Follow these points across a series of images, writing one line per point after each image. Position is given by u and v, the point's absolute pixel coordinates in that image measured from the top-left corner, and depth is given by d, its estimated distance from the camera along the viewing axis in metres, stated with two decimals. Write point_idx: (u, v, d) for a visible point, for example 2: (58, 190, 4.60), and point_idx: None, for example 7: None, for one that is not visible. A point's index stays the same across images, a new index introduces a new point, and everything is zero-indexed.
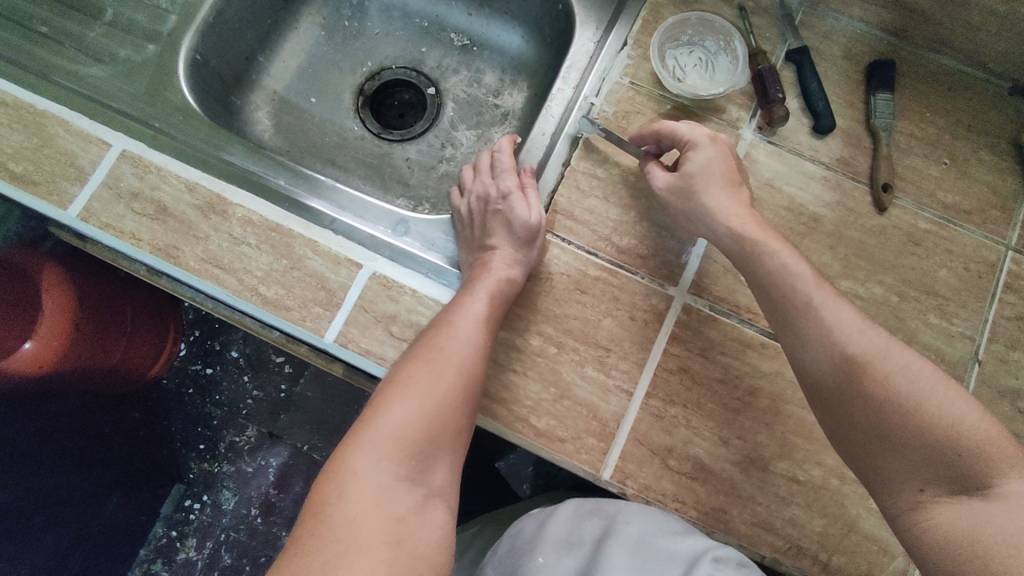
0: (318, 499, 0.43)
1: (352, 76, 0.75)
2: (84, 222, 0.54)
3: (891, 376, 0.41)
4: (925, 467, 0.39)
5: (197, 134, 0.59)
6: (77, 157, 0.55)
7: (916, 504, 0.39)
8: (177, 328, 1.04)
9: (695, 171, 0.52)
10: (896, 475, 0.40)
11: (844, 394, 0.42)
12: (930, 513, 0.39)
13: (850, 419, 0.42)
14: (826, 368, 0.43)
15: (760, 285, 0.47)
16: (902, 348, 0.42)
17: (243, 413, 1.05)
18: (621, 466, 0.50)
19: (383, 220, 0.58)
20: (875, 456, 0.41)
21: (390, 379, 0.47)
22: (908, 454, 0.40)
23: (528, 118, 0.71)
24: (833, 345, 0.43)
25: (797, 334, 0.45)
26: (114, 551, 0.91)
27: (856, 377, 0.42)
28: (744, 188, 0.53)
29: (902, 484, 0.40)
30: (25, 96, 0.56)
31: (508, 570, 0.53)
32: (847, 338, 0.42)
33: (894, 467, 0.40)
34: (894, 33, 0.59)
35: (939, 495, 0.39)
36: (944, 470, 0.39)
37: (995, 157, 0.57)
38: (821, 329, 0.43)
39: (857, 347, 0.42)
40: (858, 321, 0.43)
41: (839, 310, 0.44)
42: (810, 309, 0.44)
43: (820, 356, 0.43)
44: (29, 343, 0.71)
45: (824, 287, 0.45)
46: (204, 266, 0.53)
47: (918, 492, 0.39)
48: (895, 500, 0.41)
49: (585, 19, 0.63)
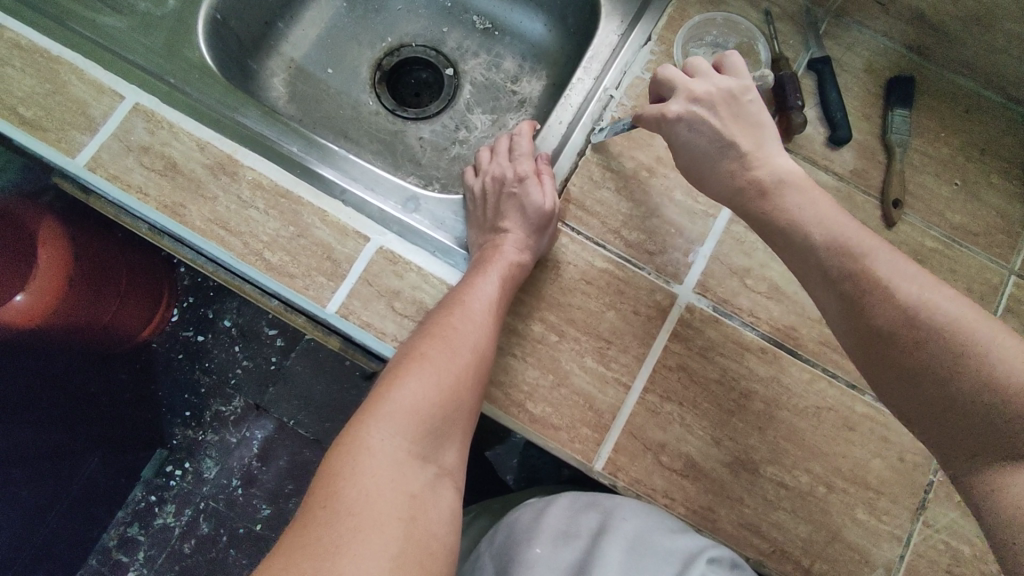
0: (329, 473, 0.41)
1: (371, 50, 0.74)
2: (90, 172, 0.53)
3: (929, 340, 0.37)
4: (972, 433, 0.36)
5: (212, 93, 0.58)
6: (88, 106, 0.54)
7: (971, 469, 0.37)
8: (171, 293, 1.03)
9: (688, 156, 0.50)
10: (944, 440, 0.38)
11: (880, 365, 0.40)
12: (983, 479, 0.36)
13: (890, 389, 0.40)
14: (860, 333, 0.40)
15: (785, 248, 0.45)
16: (941, 300, 0.38)
17: (231, 382, 1.05)
18: (612, 458, 0.50)
19: (393, 194, 0.57)
20: (921, 421, 0.39)
21: (403, 356, 0.47)
22: (967, 415, 0.36)
23: (545, 107, 0.70)
24: (857, 319, 0.40)
25: (823, 303, 0.43)
26: (91, 510, 0.90)
27: (887, 349, 0.39)
28: (742, 140, 0.47)
29: (954, 451, 0.38)
30: (40, 41, 0.56)
31: (504, 560, 0.52)
32: (870, 309, 0.39)
33: (943, 431, 0.38)
34: (916, 51, 0.60)
35: (991, 460, 0.36)
36: (995, 435, 0.35)
37: (1007, 181, 0.57)
38: (843, 302, 0.41)
39: (881, 317, 0.39)
40: (888, 278, 0.39)
41: (865, 272, 0.40)
42: (831, 280, 0.42)
43: (848, 327, 0.41)
44: (21, 296, 0.70)
45: (851, 242, 0.41)
46: (210, 227, 0.52)
47: (971, 457, 0.37)
48: (949, 463, 0.38)
49: (611, 11, 0.63)
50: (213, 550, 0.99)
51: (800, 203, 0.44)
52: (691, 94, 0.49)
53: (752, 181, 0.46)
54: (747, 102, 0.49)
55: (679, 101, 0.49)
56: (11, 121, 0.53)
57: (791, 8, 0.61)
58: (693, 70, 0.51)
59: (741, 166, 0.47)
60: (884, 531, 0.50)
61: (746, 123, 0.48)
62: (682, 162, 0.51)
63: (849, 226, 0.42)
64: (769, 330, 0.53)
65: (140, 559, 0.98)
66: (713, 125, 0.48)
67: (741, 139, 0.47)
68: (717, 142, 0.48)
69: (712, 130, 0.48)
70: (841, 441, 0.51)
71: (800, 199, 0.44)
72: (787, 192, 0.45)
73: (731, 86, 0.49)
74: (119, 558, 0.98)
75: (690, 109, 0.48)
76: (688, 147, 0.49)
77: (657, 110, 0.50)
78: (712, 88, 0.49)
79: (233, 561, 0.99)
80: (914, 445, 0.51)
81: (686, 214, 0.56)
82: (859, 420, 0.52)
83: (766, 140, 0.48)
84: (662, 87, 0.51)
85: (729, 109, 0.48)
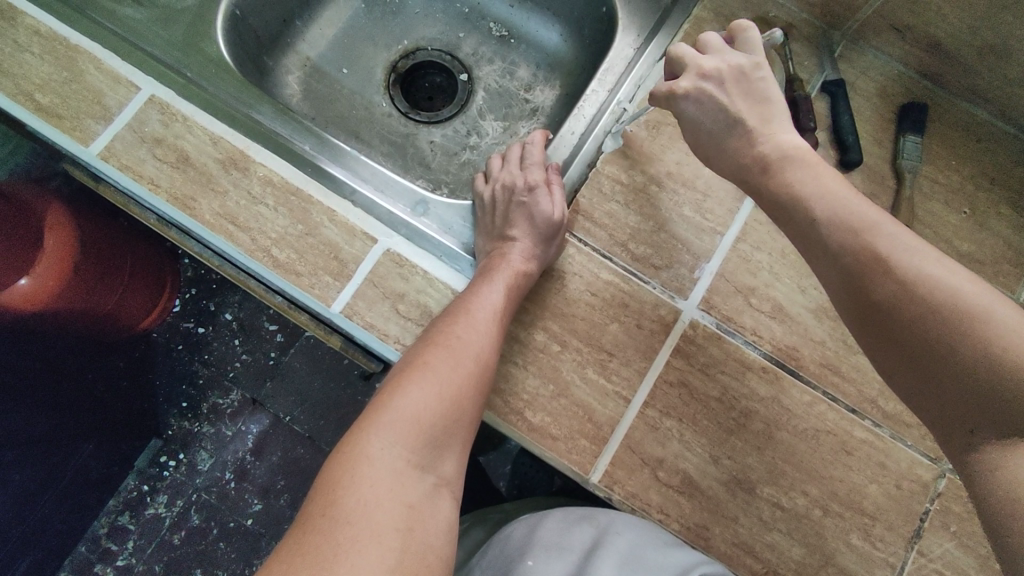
0: (328, 482, 0.41)
1: (387, 51, 0.75)
2: (102, 161, 0.53)
3: (927, 313, 0.35)
4: (970, 412, 0.34)
5: (228, 88, 0.58)
6: (104, 96, 0.55)
7: (968, 448, 0.35)
8: (175, 283, 1.03)
9: (696, 133, 0.50)
10: (943, 418, 0.36)
11: (881, 344, 0.38)
12: (981, 458, 0.34)
13: (891, 367, 0.38)
14: (860, 315, 0.39)
15: (788, 224, 0.43)
16: (943, 272, 0.36)
17: (230, 375, 1.05)
18: (609, 471, 0.50)
19: (403, 198, 0.57)
20: (923, 398, 0.37)
21: (405, 365, 0.47)
22: (965, 395, 0.34)
23: (558, 117, 0.71)
24: (858, 296, 0.38)
25: (824, 279, 0.41)
26: (82, 498, 0.90)
27: (886, 322, 0.37)
28: (749, 115, 0.47)
29: (952, 427, 0.36)
30: (61, 29, 0.56)
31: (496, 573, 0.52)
32: (870, 283, 0.38)
33: (943, 409, 0.36)
34: (930, 78, 0.60)
35: (988, 440, 0.34)
36: (990, 413, 0.34)
37: (1014, 212, 0.57)
38: (845, 277, 0.39)
39: (880, 291, 0.37)
40: (889, 251, 0.37)
41: (866, 246, 0.38)
42: (833, 255, 0.40)
43: (848, 302, 0.39)
44: (24, 279, 0.70)
45: (855, 217, 0.39)
46: (220, 221, 0.53)
47: (968, 435, 0.35)
48: (948, 442, 0.36)
49: (628, 24, 0.64)
50: (202, 542, 0.99)
51: (804, 177, 0.43)
52: (701, 70, 0.48)
53: (757, 157, 0.46)
54: (758, 79, 0.48)
55: (688, 77, 0.49)
56: (27, 106, 0.54)
57: (806, 30, 0.61)
58: (705, 45, 0.50)
59: (748, 142, 0.46)
60: (878, 557, 0.50)
61: (757, 117, 0.47)
62: (691, 138, 0.51)
63: (851, 198, 0.41)
64: (771, 349, 0.53)
65: (129, 548, 0.98)
66: (720, 102, 0.47)
67: (747, 115, 0.47)
68: (723, 119, 0.47)
69: (720, 106, 0.47)
70: (839, 464, 0.51)
71: (805, 175, 0.43)
72: (791, 169, 0.44)
73: (741, 62, 0.48)
74: (109, 547, 0.98)
75: (699, 86, 0.48)
76: (694, 123, 0.49)
77: (666, 87, 0.50)
78: (722, 65, 0.48)
79: (222, 554, 0.99)
80: (911, 472, 0.51)
81: (694, 230, 0.56)
82: (858, 445, 0.51)
83: (776, 117, 0.47)
84: (673, 63, 0.51)
85: (739, 87, 0.47)
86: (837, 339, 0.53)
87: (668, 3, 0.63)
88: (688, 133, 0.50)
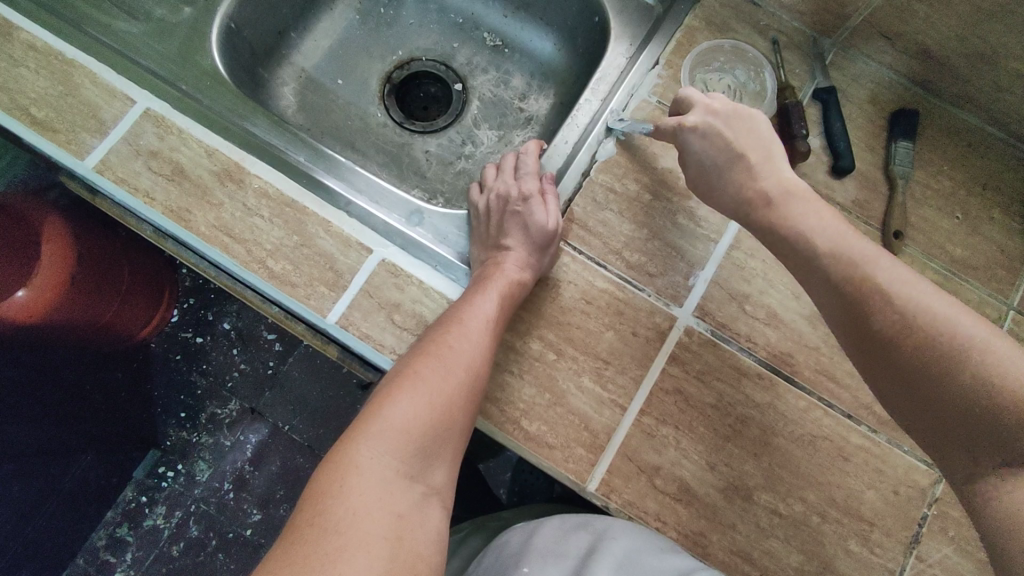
0: (317, 491, 0.41)
1: (382, 62, 0.75)
2: (98, 174, 0.53)
3: (926, 346, 0.36)
4: (971, 439, 0.36)
5: (223, 102, 0.59)
6: (100, 110, 0.55)
7: (970, 475, 0.36)
8: (173, 293, 1.03)
9: (700, 166, 0.50)
10: (943, 445, 0.37)
11: (882, 372, 0.39)
12: (984, 486, 0.36)
13: (890, 393, 0.39)
14: (860, 342, 0.40)
15: (788, 255, 0.44)
16: (941, 306, 0.37)
17: (228, 386, 1.05)
18: (606, 480, 0.50)
19: (398, 208, 0.58)
20: (922, 424, 0.38)
21: (395, 375, 0.46)
22: (963, 424, 0.36)
23: (552, 125, 0.71)
24: (858, 324, 0.39)
25: (825, 306, 0.42)
26: (80, 509, 0.89)
27: (887, 352, 0.38)
28: (753, 152, 0.47)
29: (951, 453, 0.37)
30: (56, 44, 0.57)
31: None
32: (870, 314, 0.38)
33: (942, 435, 0.37)
34: (921, 85, 0.60)
35: (990, 468, 0.35)
36: (987, 443, 0.35)
37: (1007, 217, 0.57)
38: (846, 311, 0.40)
39: (882, 322, 0.38)
40: (888, 284, 0.38)
41: (863, 278, 0.39)
42: (831, 283, 0.41)
43: (849, 331, 0.40)
44: (22, 291, 0.69)
45: (854, 250, 0.40)
46: (215, 233, 0.53)
47: (972, 464, 0.36)
48: (950, 467, 0.38)
49: (620, 34, 0.64)
50: (201, 553, 0.99)
51: (804, 211, 0.43)
52: (709, 108, 0.49)
53: (761, 192, 0.46)
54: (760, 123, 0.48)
55: (697, 113, 0.50)
56: (23, 122, 0.54)
57: (797, 38, 0.61)
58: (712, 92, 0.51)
59: (750, 178, 0.47)
60: (876, 564, 0.50)
61: (761, 153, 0.47)
62: (695, 173, 0.51)
63: (850, 234, 0.41)
64: (766, 355, 0.53)
65: (128, 560, 0.98)
66: (726, 137, 0.48)
67: (750, 151, 0.47)
68: (727, 155, 0.48)
69: (726, 142, 0.48)
70: (835, 471, 0.51)
71: (805, 210, 0.43)
72: (790, 203, 0.44)
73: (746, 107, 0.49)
74: (107, 559, 0.97)
75: (706, 121, 0.49)
76: (700, 158, 0.49)
77: (674, 121, 0.51)
78: (730, 106, 0.49)
79: (221, 565, 0.99)
80: (908, 478, 0.51)
81: (688, 238, 0.56)
82: (854, 451, 0.51)
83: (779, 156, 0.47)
84: (683, 102, 0.52)
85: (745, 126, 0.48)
86: (832, 344, 0.54)
87: (660, 13, 0.64)
88: (694, 161, 0.50)
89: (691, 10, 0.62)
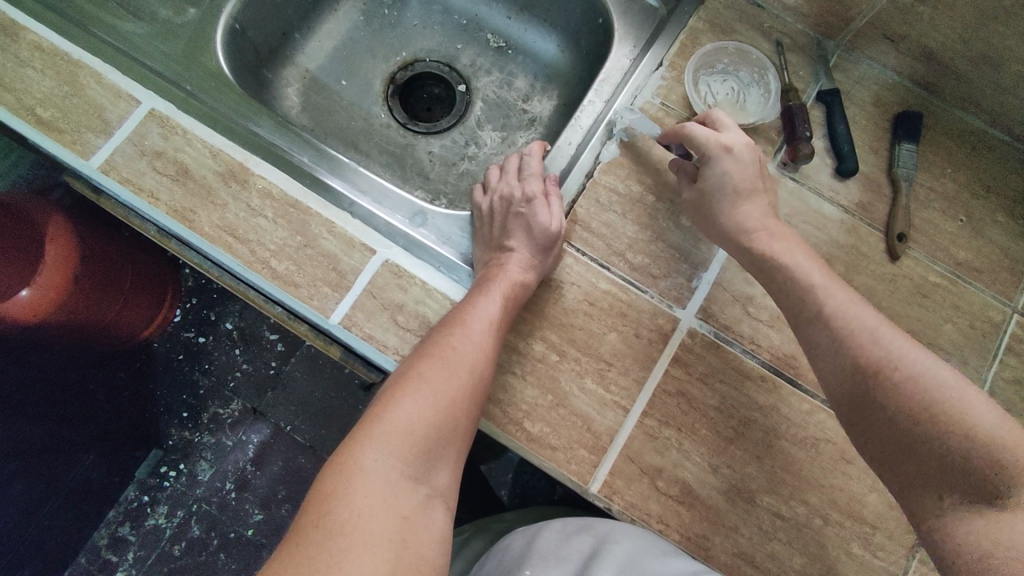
0: (321, 492, 0.41)
1: (385, 63, 0.75)
2: (102, 174, 0.54)
3: (907, 381, 0.40)
4: (940, 474, 0.38)
5: (228, 102, 0.59)
6: (105, 110, 0.55)
7: (937, 512, 0.38)
8: (176, 293, 1.03)
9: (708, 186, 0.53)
10: (913, 482, 0.40)
11: (863, 406, 0.42)
12: (945, 522, 0.38)
13: (868, 428, 0.42)
14: (844, 376, 0.43)
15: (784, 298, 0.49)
16: (921, 352, 0.41)
17: (230, 386, 1.05)
18: (609, 481, 0.50)
19: (401, 209, 0.58)
20: (895, 461, 0.41)
21: (399, 377, 0.46)
22: (933, 459, 0.38)
23: (555, 126, 0.71)
24: (845, 358, 0.43)
25: (814, 344, 0.46)
26: (82, 509, 0.89)
27: (869, 385, 0.41)
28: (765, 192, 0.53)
29: (920, 491, 0.39)
30: (62, 45, 0.57)
31: None
32: (858, 348, 0.42)
33: (914, 473, 0.39)
34: (924, 87, 0.60)
35: (956, 503, 0.37)
36: (954, 478, 0.37)
37: (1010, 220, 0.57)
38: (835, 345, 0.44)
39: (868, 356, 0.42)
40: (876, 327, 0.43)
41: (851, 317, 0.44)
42: (823, 320, 0.45)
43: (837, 365, 0.44)
44: (27, 290, 0.69)
45: (847, 298, 0.45)
46: (219, 233, 0.53)
47: (938, 501, 0.38)
48: (917, 507, 0.40)
49: (624, 35, 0.64)
50: (203, 553, 0.99)
51: (800, 256, 0.49)
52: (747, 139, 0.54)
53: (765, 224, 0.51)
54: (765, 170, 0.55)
55: (738, 138, 0.53)
56: (29, 121, 0.54)
57: (801, 40, 0.61)
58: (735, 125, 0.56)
59: (758, 211, 0.52)
60: (879, 567, 0.50)
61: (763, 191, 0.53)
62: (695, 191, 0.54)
63: (842, 285, 0.46)
64: (769, 357, 0.53)
65: (130, 559, 0.98)
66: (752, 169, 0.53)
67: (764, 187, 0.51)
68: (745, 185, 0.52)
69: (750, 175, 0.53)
70: (838, 473, 0.51)
71: (802, 252, 0.49)
72: (790, 242, 0.50)
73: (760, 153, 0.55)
74: (108, 558, 0.97)
75: (743, 149, 0.53)
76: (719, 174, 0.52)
77: (716, 137, 0.53)
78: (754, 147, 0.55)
79: (222, 565, 0.99)
80: None
81: (691, 240, 0.56)
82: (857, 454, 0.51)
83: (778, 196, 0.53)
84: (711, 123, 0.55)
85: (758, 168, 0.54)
86: None
87: (663, 15, 0.64)
88: (697, 189, 0.54)
89: (695, 12, 0.62)
